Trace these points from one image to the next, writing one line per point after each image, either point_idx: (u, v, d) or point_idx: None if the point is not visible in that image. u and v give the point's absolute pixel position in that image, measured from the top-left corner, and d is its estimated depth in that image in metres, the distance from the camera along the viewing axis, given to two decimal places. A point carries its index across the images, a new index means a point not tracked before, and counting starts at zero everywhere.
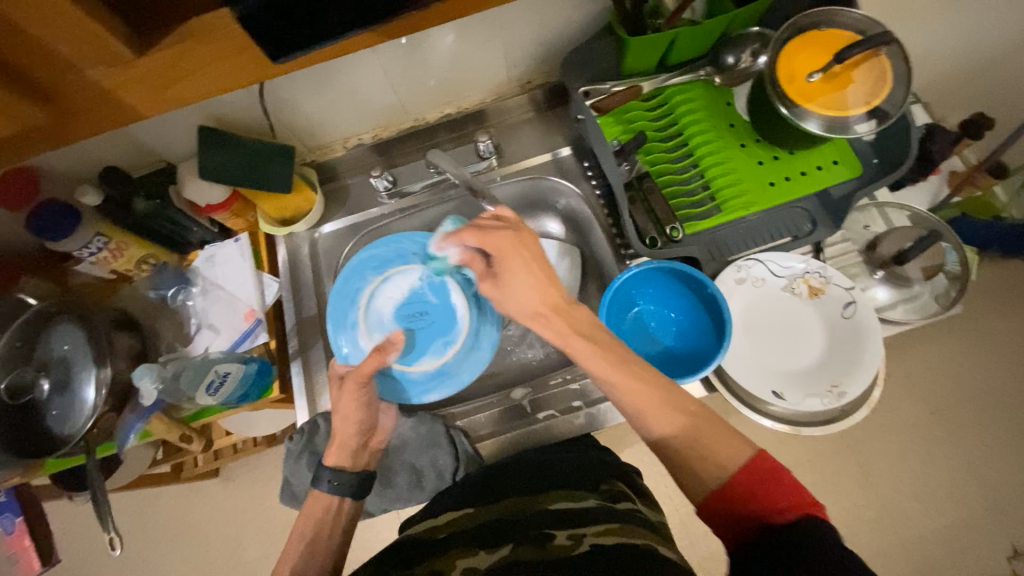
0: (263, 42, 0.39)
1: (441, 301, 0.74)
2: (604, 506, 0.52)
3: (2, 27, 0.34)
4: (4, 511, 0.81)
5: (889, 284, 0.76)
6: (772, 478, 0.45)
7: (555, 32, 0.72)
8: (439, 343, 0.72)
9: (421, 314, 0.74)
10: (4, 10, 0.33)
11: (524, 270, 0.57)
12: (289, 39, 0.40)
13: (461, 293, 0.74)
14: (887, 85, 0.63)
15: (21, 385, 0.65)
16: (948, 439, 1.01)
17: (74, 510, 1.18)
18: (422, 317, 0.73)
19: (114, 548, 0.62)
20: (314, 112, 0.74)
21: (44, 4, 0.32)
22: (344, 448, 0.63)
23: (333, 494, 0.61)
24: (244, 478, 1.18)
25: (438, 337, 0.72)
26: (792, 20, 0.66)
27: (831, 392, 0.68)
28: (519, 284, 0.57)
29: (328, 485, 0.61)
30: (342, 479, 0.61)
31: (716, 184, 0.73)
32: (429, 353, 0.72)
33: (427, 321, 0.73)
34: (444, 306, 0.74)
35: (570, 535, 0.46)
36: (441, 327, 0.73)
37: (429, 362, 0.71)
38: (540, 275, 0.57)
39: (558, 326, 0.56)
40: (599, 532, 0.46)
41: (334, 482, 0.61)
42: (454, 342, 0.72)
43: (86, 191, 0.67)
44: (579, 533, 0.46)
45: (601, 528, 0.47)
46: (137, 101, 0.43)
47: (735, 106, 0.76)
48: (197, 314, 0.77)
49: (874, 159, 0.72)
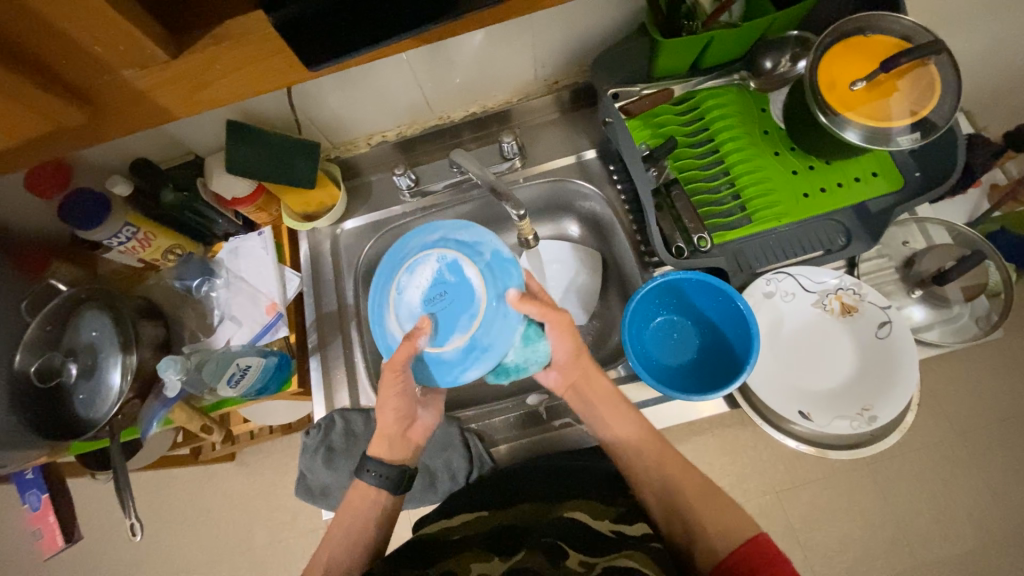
0: (301, 50, 0.40)
1: (453, 280, 0.61)
2: (618, 531, 0.50)
3: (42, 29, 0.34)
4: (32, 488, 0.83)
5: (925, 304, 0.74)
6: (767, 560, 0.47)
7: (586, 34, 0.71)
8: (463, 317, 0.59)
9: (442, 291, 0.61)
10: (45, 12, 0.33)
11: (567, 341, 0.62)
12: (324, 49, 0.40)
13: (474, 265, 0.61)
14: (935, 95, 0.60)
15: (51, 368, 0.68)
16: (979, 462, 0.97)
17: (97, 488, 1.21)
18: (444, 287, 0.61)
19: (135, 533, 0.64)
20: (340, 108, 0.73)
21: (84, 8, 0.33)
22: (384, 439, 0.62)
23: (375, 486, 0.61)
24: (259, 463, 1.20)
25: (461, 313, 0.60)
26: (835, 24, 0.63)
27: (861, 415, 0.65)
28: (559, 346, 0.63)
29: (369, 475, 0.61)
30: (381, 471, 0.61)
31: (747, 193, 0.70)
32: (465, 328, 0.59)
33: (449, 299, 0.60)
34: (461, 282, 0.61)
35: (583, 561, 0.44)
36: (462, 301, 0.60)
37: (458, 339, 0.59)
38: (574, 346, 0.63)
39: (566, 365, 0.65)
40: (612, 559, 0.44)
41: (376, 473, 0.61)
42: (479, 311, 0.59)
43: (117, 181, 0.68)
44: (592, 560, 0.44)
45: (613, 555, 0.45)
46: (169, 102, 0.43)
47: (770, 112, 0.73)
48: (220, 306, 0.78)
49: (917, 172, 0.68)
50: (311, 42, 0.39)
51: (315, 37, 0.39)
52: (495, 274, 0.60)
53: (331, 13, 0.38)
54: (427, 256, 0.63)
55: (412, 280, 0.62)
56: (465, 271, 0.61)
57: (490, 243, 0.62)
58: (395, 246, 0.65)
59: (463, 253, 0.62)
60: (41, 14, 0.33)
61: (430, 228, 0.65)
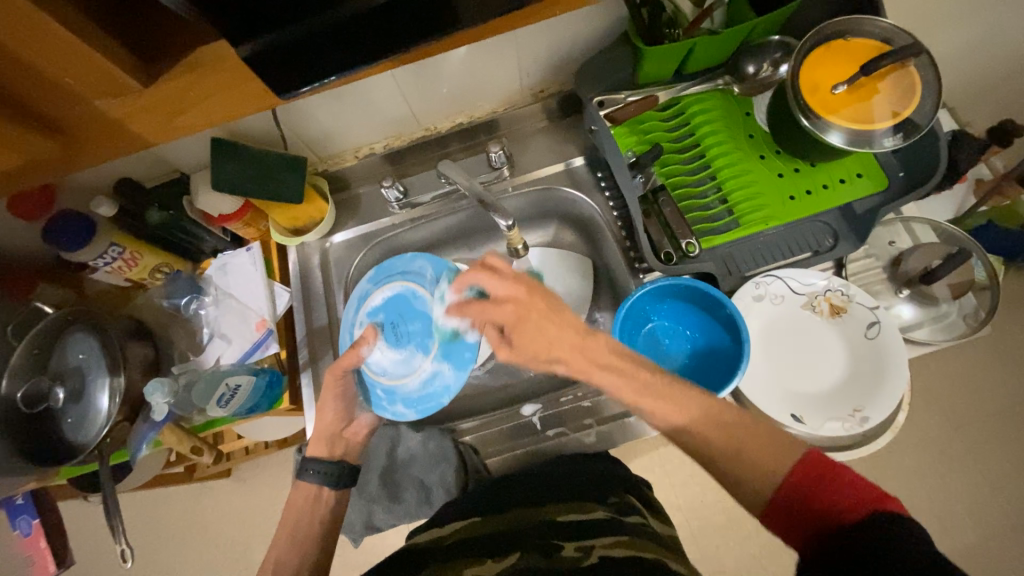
0: (275, 80, 0.41)
1: (377, 306, 0.70)
2: (613, 517, 0.52)
3: (22, 68, 0.36)
4: (21, 514, 0.82)
5: (914, 302, 0.75)
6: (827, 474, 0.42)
7: (571, 43, 0.71)
8: (418, 305, 0.69)
9: (394, 323, 0.69)
10: (17, 51, 0.34)
11: (539, 329, 0.55)
12: (300, 77, 0.41)
13: (375, 289, 0.71)
14: (917, 96, 0.61)
15: (38, 393, 0.67)
16: (974, 455, 0.97)
17: (90, 511, 1.19)
18: (389, 325, 0.69)
19: (126, 560, 0.63)
20: (328, 122, 0.73)
21: (59, 44, 0.34)
22: (321, 437, 0.65)
23: (316, 483, 0.63)
24: (255, 479, 1.19)
25: (414, 308, 0.69)
26: (815, 29, 0.64)
27: (854, 416, 0.66)
28: (539, 340, 0.55)
29: (310, 474, 0.63)
30: (322, 469, 0.63)
31: (735, 197, 0.70)
32: (429, 303, 0.69)
33: (403, 321, 0.69)
34: (387, 301, 0.70)
35: (579, 546, 0.46)
36: (406, 304, 0.70)
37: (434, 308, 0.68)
38: (559, 322, 0.54)
39: (579, 366, 0.54)
40: (607, 545, 0.46)
41: (317, 471, 0.63)
42: (418, 290, 0.70)
43: (102, 202, 0.67)
44: (588, 544, 0.46)
45: (610, 541, 0.47)
46: (145, 129, 0.44)
47: (754, 116, 0.74)
48: (210, 323, 0.77)
49: (900, 173, 0.69)
50: (285, 70, 0.41)
51: (292, 63, 0.40)
52: (386, 274, 0.72)
53: (310, 44, 0.39)
54: (357, 320, 0.70)
55: (374, 359, 0.67)
56: (382, 301, 0.70)
57: (360, 284, 0.72)
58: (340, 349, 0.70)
59: (365, 292, 0.71)
60: (7, 48, 0.34)
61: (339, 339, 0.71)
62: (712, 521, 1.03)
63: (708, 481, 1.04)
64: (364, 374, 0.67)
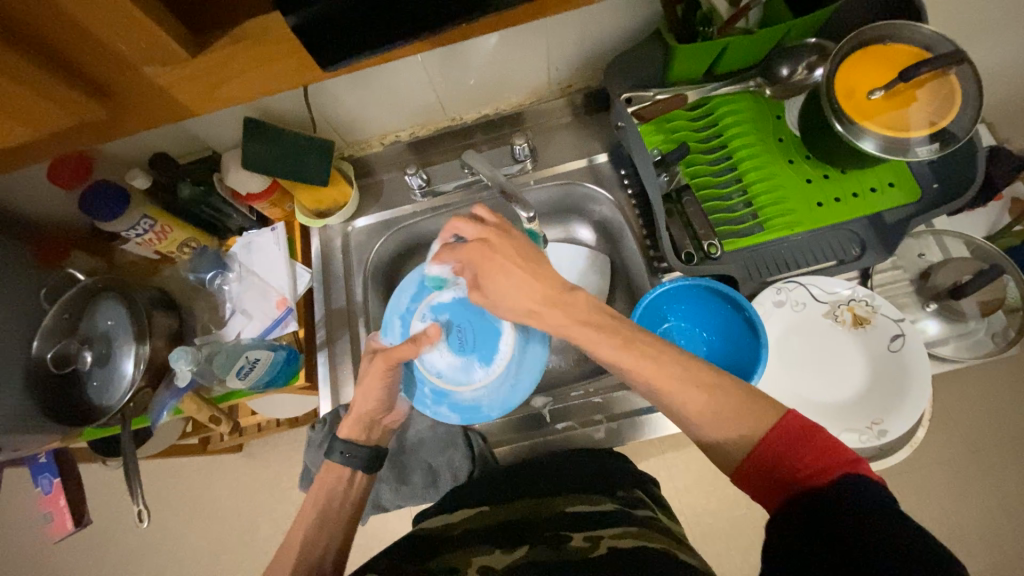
0: (315, 54, 0.42)
1: (445, 302, 0.71)
2: (623, 509, 0.52)
3: (80, 34, 0.38)
4: (44, 471, 0.85)
5: (940, 318, 0.73)
6: (805, 435, 0.41)
7: (601, 38, 0.71)
8: (487, 319, 0.70)
9: (459, 326, 0.70)
10: (77, 17, 0.36)
11: (504, 273, 0.53)
12: (336, 52, 0.42)
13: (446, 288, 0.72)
14: (956, 106, 0.59)
15: (66, 355, 0.70)
16: (993, 481, 0.94)
17: (108, 476, 1.23)
18: (452, 328, 0.70)
19: (141, 520, 0.65)
20: (356, 107, 0.74)
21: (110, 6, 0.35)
22: (359, 420, 0.64)
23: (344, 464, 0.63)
24: (265, 455, 1.21)
25: (482, 321, 0.70)
26: (855, 32, 0.62)
27: (871, 428, 0.65)
28: (504, 284, 0.53)
29: (339, 455, 0.63)
30: (354, 452, 0.63)
31: (761, 201, 0.69)
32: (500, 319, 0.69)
33: (466, 329, 0.70)
34: (458, 304, 0.71)
35: (587, 538, 0.46)
36: (474, 314, 0.70)
37: (504, 326, 0.69)
38: (523, 274, 0.53)
39: (555, 321, 0.52)
40: (616, 536, 0.46)
41: (345, 452, 0.63)
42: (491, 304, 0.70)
43: (137, 174, 0.69)
44: (596, 535, 0.46)
45: (620, 532, 0.47)
46: (187, 99, 0.45)
47: (786, 119, 0.72)
48: (232, 299, 0.79)
49: (934, 183, 0.67)
50: (325, 45, 0.41)
51: (329, 41, 0.41)
52: None
53: (348, 22, 0.40)
54: (419, 313, 0.71)
55: (431, 358, 0.68)
56: (448, 302, 0.71)
57: (423, 274, 0.73)
58: (389, 331, 0.72)
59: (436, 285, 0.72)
60: (64, 10, 0.35)
61: (389, 324, 0.72)
62: (717, 529, 1.01)
63: (714, 488, 1.03)
64: (411, 367, 0.68)
